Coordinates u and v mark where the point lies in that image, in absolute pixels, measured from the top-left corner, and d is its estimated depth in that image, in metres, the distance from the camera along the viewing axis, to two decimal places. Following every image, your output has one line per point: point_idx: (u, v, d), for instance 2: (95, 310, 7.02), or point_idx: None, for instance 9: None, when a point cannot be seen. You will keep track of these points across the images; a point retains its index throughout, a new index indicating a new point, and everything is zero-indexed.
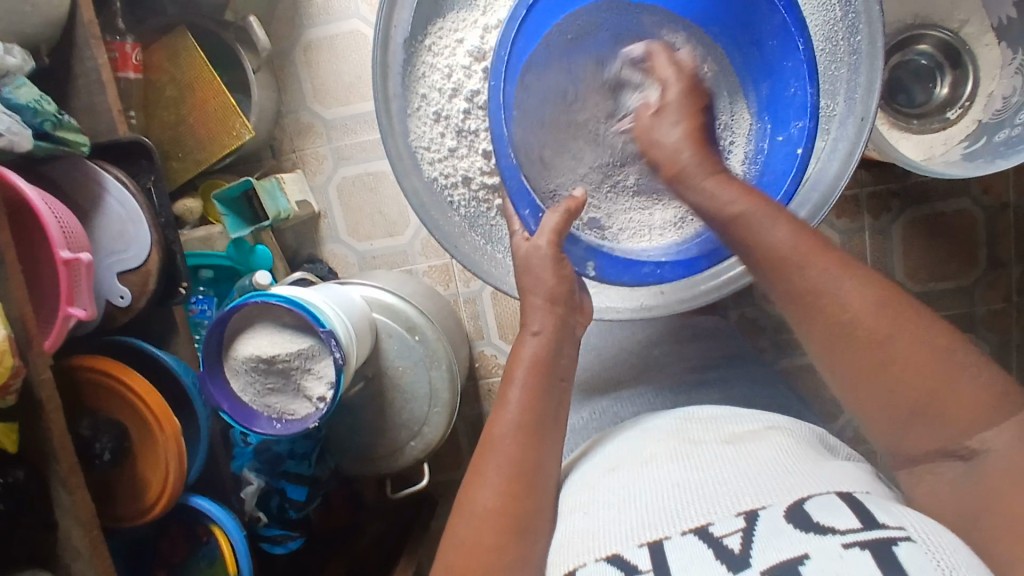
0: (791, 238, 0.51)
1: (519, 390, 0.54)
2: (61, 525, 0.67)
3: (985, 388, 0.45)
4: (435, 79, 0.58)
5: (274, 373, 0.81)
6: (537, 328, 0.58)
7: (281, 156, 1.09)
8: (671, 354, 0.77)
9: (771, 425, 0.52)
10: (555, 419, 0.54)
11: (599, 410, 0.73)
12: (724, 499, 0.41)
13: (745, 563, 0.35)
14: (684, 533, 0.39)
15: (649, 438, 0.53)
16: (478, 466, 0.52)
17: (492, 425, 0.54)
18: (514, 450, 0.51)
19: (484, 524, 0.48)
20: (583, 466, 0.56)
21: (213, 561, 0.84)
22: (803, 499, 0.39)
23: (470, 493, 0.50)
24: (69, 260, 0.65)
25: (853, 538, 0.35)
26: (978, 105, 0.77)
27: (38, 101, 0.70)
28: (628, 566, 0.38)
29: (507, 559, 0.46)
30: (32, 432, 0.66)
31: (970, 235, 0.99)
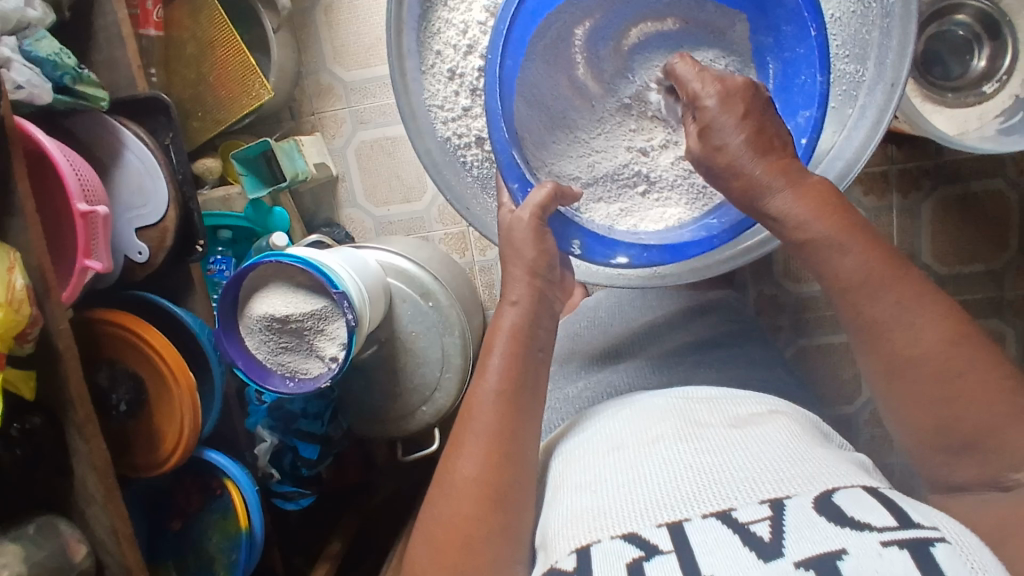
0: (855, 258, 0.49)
1: (498, 359, 0.54)
2: (77, 471, 0.69)
3: None
4: (450, 35, 0.56)
5: (288, 332, 0.82)
6: (515, 298, 0.58)
7: (301, 118, 1.09)
8: (674, 330, 0.76)
9: (775, 409, 0.52)
10: (534, 389, 0.54)
11: (595, 381, 0.72)
12: (743, 485, 0.40)
13: (779, 552, 0.35)
14: (705, 516, 0.38)
15: (650, 415, 0.52)
16: (459, 435, 0.52)
17: (471, 395, 0.54)
18: (492, 418, 0.52)
19: (464, 494, 0.49)
20: (575, 439, 0.55)
21: (225, 515, 0.86)
22: (830, 491, 0.39)
23: (451, 463, 0.51)
24: (85, 213, 0.66)
25: (889, 535, 0.35)
26: (1016, 79, 0.74)
27: (58, 54, 0.71)
28: (650, 546, 0.37)
29: (484, 531, 0.47)
30: (50, 380, 0.67)
31: (1003, 218, 0.95)
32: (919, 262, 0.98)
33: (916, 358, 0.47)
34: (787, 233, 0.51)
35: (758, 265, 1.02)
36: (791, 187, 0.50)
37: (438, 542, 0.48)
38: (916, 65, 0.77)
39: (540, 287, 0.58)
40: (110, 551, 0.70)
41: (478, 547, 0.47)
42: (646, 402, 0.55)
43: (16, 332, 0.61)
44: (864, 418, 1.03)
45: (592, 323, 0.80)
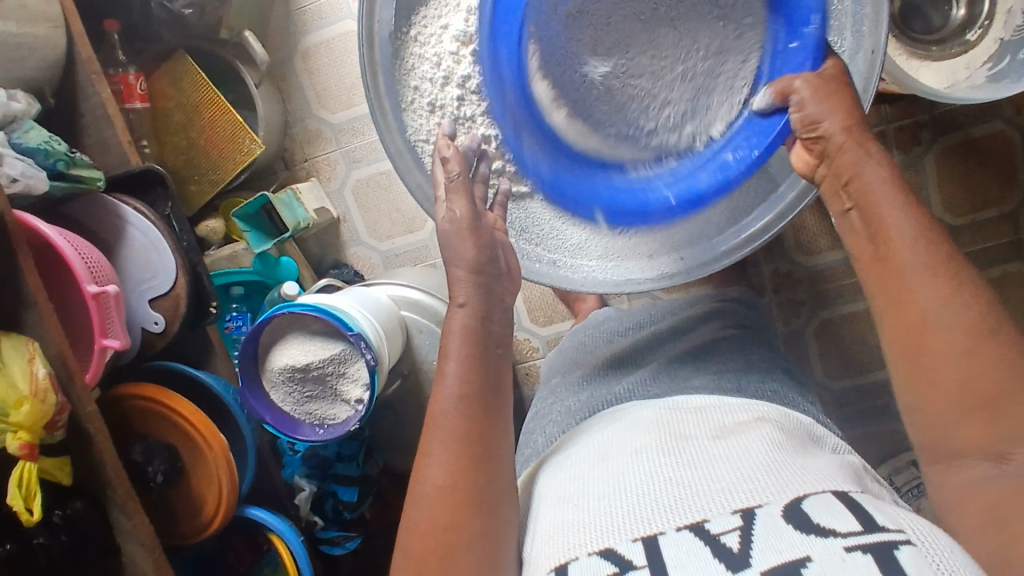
0: (905, 222, 0.49)
1: (456, 363, 0.54)
2: (123, 548, 0.70)
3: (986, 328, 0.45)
4: (425, 69, 0.58)
5: (311, 381, 0.82)
6: (463, 300, 0.56)
7: (294, 166, 1.10)
8: (675, 333, 0.75)
9: (759, 416, 0.50)
10: (495, 386, 0.54)
11: (593, 393, 0.71)
12: (718, 496, 0.40)
13: (746, 563, 0.35)
14: (679, 529, 0.38)
15: (636, 428, 0.51)
16: (427, 443, 0.52)
17: (433, 403, 0.53)
18: (458, 424, 0.51)
19: (439, 504, 0.49)
20: (566, 454, 0.54)
21: (276, 568, 0.86)
22: (800, 498, 0.38)
23: (421, 473, 0.51)
24: (96, 294, 0.67)
25: (854, 541, 0.34)
26: (998, 23, 0.73)
27: (48, 142, 0.72)
28: (624, 561, 0.37)
29: (463, 537, 0.47)
30: (84, 462, 0.68)
31: (1009, 158, 0.94)
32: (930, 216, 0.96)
33: (936, 337, 0.47)
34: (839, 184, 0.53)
35: (768, 244, 1.02)
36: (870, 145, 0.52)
37: (413, 553, 0.48)
38: (894, 23, 0.77)
39: (485, 283, 0.56)
40: None
41: (456, 556, 0.47)
42: (636, 415, 0.54)
43: (46, 421, 0.62)
44: None
45: (595, 334, 0.81)
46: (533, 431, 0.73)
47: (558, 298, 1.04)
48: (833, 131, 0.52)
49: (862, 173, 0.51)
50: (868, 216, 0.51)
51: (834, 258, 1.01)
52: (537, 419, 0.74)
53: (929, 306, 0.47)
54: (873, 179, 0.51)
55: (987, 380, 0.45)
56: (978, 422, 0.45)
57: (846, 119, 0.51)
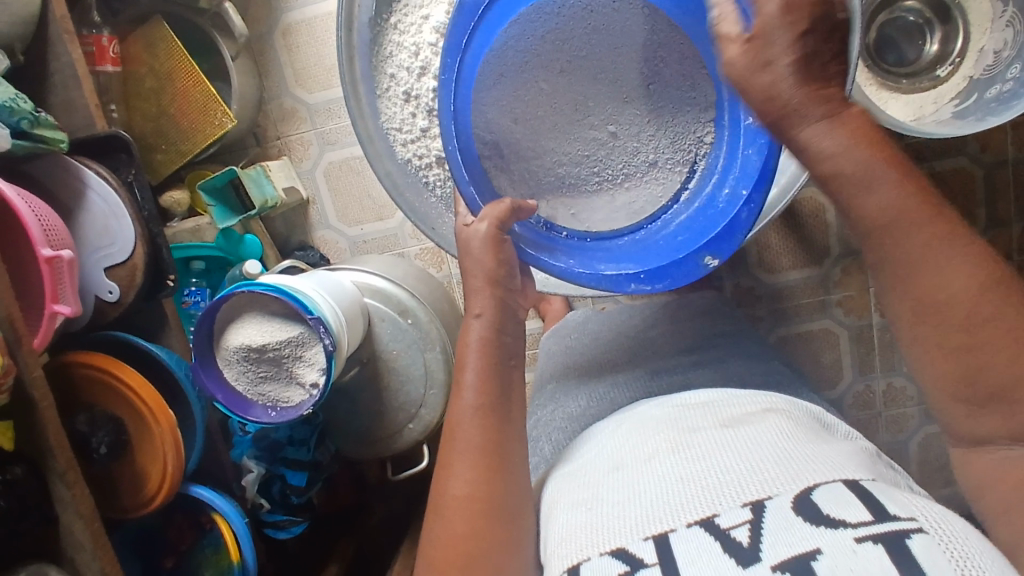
0: (891, 212, 0.46)
1: (473, 373, 0.54)
2: (62, 519, 0.68)
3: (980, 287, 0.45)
4: (403, 58, 0.57)
5: (266, 362, 0.81)
6: (479, 310, 0.56)
7: (266, 143, 1.08)
8: (667, 338, 0.77)
9: (769, 408, 0.51)
10: (509, 396, 0.54)
11: (596, 396, 0.71)
12: (727, 489, 0.41)
13: (756, 558, 0.36)
14: (689, 526, 0.39)
15: (647, 427, 0.52)
16: (445, 454, 0.53)
17: (451, 412, 0.54)
18: (474, 433, 0.52)
19: (456, 514, 0.49)
20: (577, 456, 0.54)
21: (217, 549, 0.85)
22: (809, 489, 0.39)
23: (441, 483, 0.51)
24: (51, 258, 0.65)
25: (864, 531, 0.35)
26: (969, 60, 0.75)
27: (13, 99, 0.70)
28: (636, 561, 0.38)
29: (484, 545, 0.47)
30: (27, 428, 0.67)
31: (968, 193, 0.97)
32: None
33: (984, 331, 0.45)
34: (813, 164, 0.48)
35: (732, 259, 1.03)
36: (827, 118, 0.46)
37: (437, 562, 0.48)
38: (869, 54, 0.79)
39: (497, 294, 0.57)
40: None
41: (479, 563, 0.47)
42: (649, 413, 0.54)
43: None
44: (850, 400, 1.05)
45: (581, 336, 0.82)
46: (536, 438, 0.72)
47: None
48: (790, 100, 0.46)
49: (831, 170, 0.47)
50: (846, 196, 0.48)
51: (794, 277, 1.03)
52: (539, 427, 0.74)
53: (936, 282, 0.45)
54: (836, 171, 0.47)
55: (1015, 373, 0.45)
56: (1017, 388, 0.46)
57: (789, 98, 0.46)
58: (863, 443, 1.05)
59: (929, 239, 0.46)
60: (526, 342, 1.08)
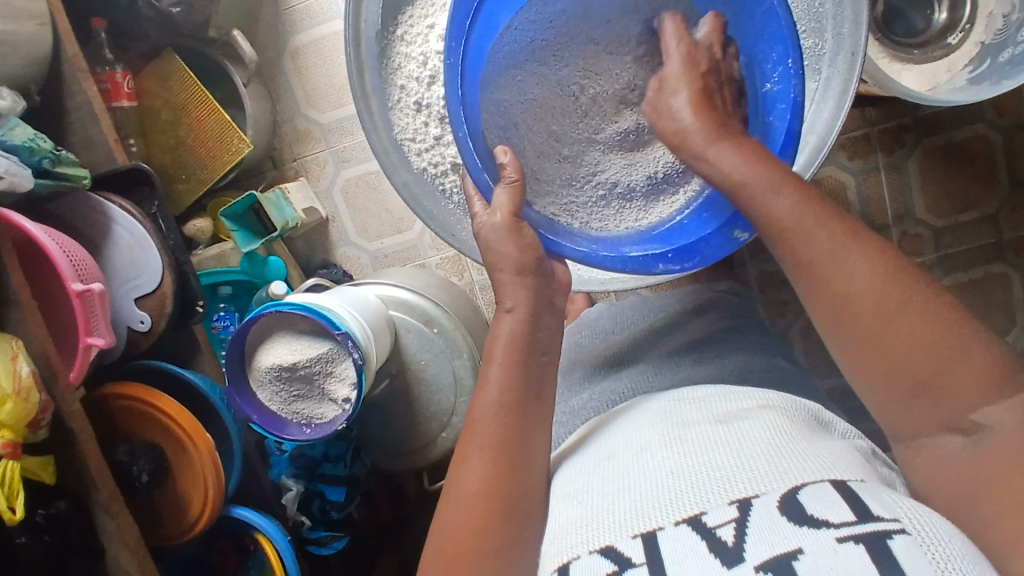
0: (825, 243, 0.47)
1: (499, 369, 0.53)
2: (107, 548, 0.69)
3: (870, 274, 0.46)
4: (412, 68, 0.57)
5: (298, 380, 0.82)
6: (511, 305, 0.56)
7: (283, 166, 1.10)
8: (670, 330, 0.77)
9: (765, 403, 0.50)
10: (539, 394, 0.53)
11: (600, 392, 0.71)
12: (716, 486, 0.40)
13: (740, 558, 0.35)
14: (677, 523, 0.39)
15: (644, 423, 0.52)
16: (464, 444, 0.51)
17: (475, 405, 0.53)
18: (495, 429, 0.51)
19: (474, 508, 0.48)
20: (582, 450, 0.54)
21: (263, 570, 0.86)
22: (795, 488, 0.38)
23: (457, 475, 0.50)
24: (80, 292, 0.66)
25: (846, 531, 0.34)
26: (978, 26, 0.74)
27: (34, 140, 0.72)
28: (623, 559, 0.38)
29: (494, 547, 0.47)
30: (68, 461, 0.68)
31: (988, 161, 0.95)
32: (913, 218, 0.97)
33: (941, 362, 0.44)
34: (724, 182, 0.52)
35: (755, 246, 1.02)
36: (718, 144, 0.52)
37: (446, 555, 0.48)
38: (878, 26, 0.77)
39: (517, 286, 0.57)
40: None
41: (483, 564, 0.46)
42: (646, 410, 0.54)
43: (30, 420, 0.62)
44: None
45: (591, 333, 0.81)
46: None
47: None
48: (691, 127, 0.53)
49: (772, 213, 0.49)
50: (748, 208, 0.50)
51: None
52: None
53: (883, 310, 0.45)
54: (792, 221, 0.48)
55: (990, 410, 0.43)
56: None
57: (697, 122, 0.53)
58: None
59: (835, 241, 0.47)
60: None
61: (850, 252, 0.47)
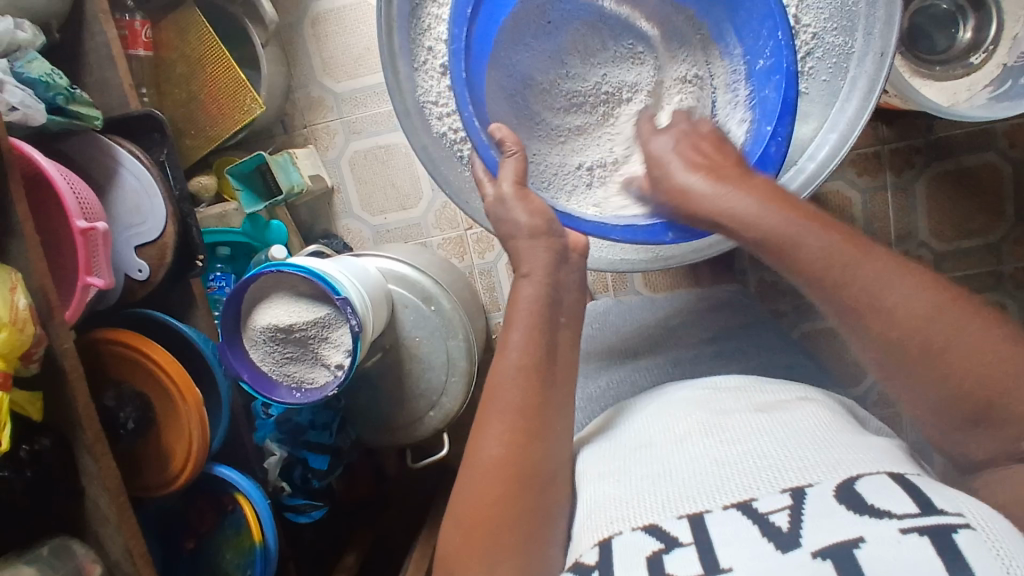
0: (812, 246, 0.50)
1: (519, 333, 0.53)
2: (88, 493, 0.68)
3: (824, 252, 0.49)
4: (441, 31, 0.58)
5: (292, 342, 0.81)
6: (528, 271, 0.57)
7: (293, 132, 1.09)
8: (688, 326, 0.77)
9: (804, 397, 0.50)
10: (555, 362, 0.53)
11: (617, 380, 0.72)
12: (765, 474, 0.40)
13: (796, 543, 0.34)
14: (726, 508, 0.38)
15: (678, 409, 0.51)
16: (481, 415, 0.50)
17: (493, 373, 0.52)
18: (516, 395, 0.50)
19: (491, 475, 0.47)
20: (611, 434, 0.54)
21: (239, 530, 0.85)
22: (852, 478, 0.38)
23: (475, 445, 0.49)
24: (85, 230, 0.66)
25: (910, 523, 0.34)
26: (1002, 48, 0.75)
27: (50, 75, 0.71)
28: (669, 538, 0.38)
29: (516, 512, 0.46)
30: (56, 400, 0.67)
31: (996, 191, 0.96)
32: (916, 240, 0.98)
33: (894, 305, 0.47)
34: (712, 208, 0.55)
35: (757, 253, 1.03)
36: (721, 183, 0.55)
37: (467, 521, 0.46)
38: (901, 41, 0.78)
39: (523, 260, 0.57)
40: (125, 570, 0.69)
41: (506, 528, 0.46)
42: (677, 396, 0.54)
43: (22, 352, 0.61)
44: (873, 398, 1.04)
45: (602, 327, 0.81)
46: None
47: None
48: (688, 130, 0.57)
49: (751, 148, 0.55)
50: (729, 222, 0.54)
51: None
52: None
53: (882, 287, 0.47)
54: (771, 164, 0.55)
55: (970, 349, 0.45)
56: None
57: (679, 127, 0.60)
58: None
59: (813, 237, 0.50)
60: None
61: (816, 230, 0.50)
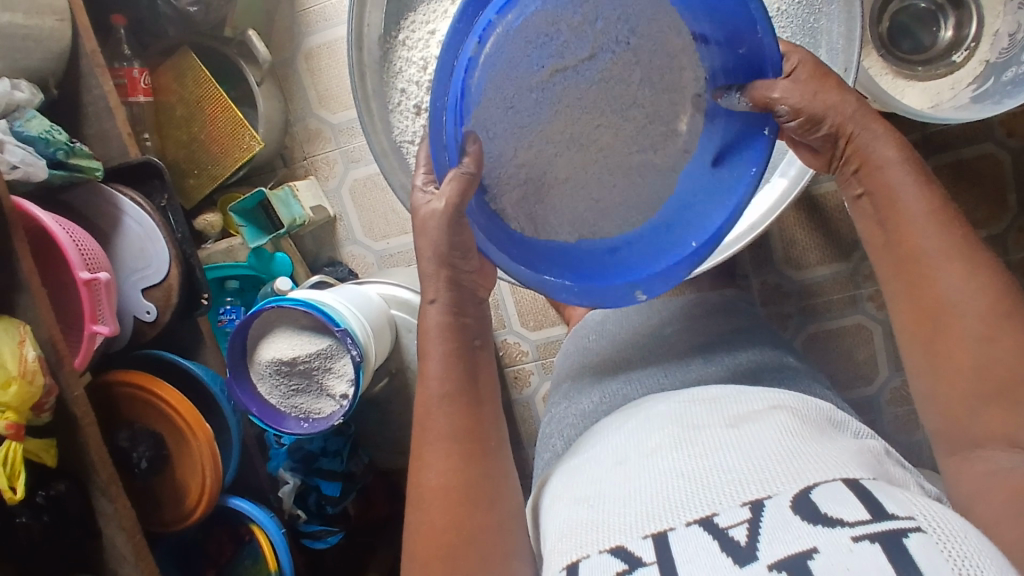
0: (936, 243, 0.49)
1: (436, 363, 0.54)
2: (105, 533, 0.71)
3: (946, 247, 0.49)
4: (412, 73, 0.59)
5: (297, 374, 0.83)
6: (434, 297, 0.56)
7: (293, 164, 1.12)
8: (681, 333, 0.77)
9: (776, 405, 0.51)
10: (476, 381, 0.55)
11: (609, 393, 0.72)
12: (727, 489, 0.41)
13: (752, 556, 0.35)
14: (688, 525, 0.39)
15: (651, 424, 0.52)
16: (418, 443, 0.53)
17: (418, 403, 0.55)
18: (445, 422, 0.53)
19: (436, 504, 0.50)
20: (585, 453, 0.55)
21: (257, 559, 0.87)
22: (809, 488, 0.39)
23: (415, 474, 0.52)
24: (89, 280, 0.68)
25: (861, 530, 0.35)
26: (984, 44, 0.74)
27: (49, 131, 0.74)
28: (634, 558, 0.39)
29: (465, 535, 0.49)
30: (70, 445, 0.69)
31: (997, 181, 0.95)
32: None
33: (953, 321, 0.48)
34: (871, 181, 0.53)
35: (758, 257, 1.03)
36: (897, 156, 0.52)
37: (420, 555, 0.49)
38: (883, 43, 0.78)
39: None
40: None
41: (460, 553, 0.48)
42: (652, 409, 0.55)
43: (33, 403, 0.63)
44: (886, 397, 1.02)
45: (600, 336, 0.82)
46: (550, 435, 0.74)
47: (548, 303, 1.07)
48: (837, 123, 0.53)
49: (873, 156, 0.53)
50: (879, 200, 0.53)
51: (822, 273, 1.02)
52: (553, 424, 0.75)
53: (947, 292, 0.49)
54: (883, 160, 0.52)
55: (1002, 365, 0.47)
56: (996, 408, 0.47)
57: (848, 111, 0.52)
58: (903, 442, 1.03)
59: (942, 240, 0.49)
60: (553, 348, 1.09)
61: (943, 233, 0.49)
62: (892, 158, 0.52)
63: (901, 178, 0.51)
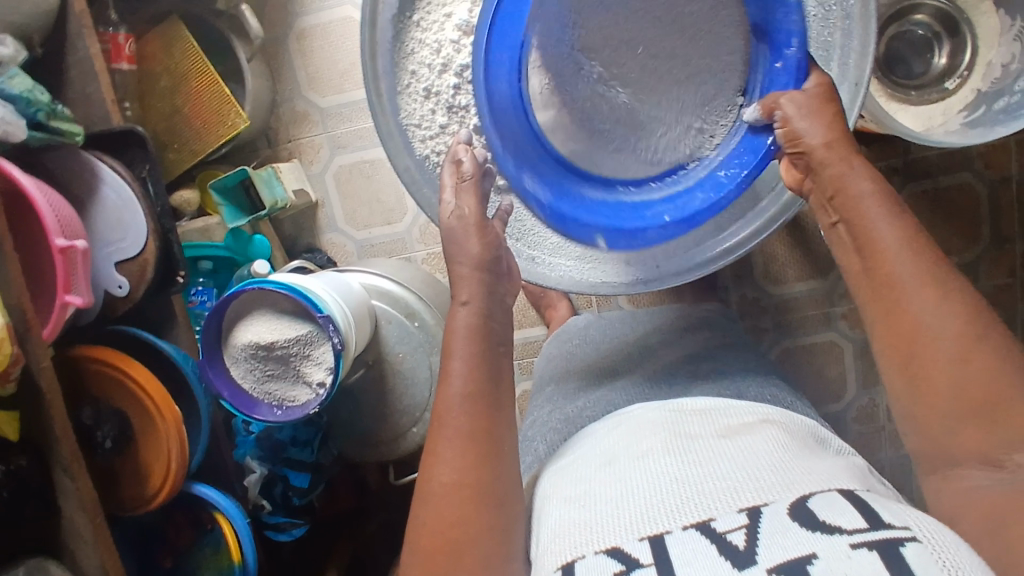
0: (910, 266, 0.49)
1: (459, 361, 0.53)
2: (64, 512, 0.68)
3: (921, 270, 0.48)
4: (424, 55, 0.59)
5: (273, 360, 0.81)
6: (465, 298, 0.56)
7: (277, 145, 1.09)
8: (666, 343, 0.77)
9: (765, 418, 0.51)
10: (499, 383, 0.54)
11: (593, 401, 0.72)
12: (723, 495, 0.41)
13: (751, 561, 0.35)
14: (686, 528, 0.39)
15: (641, 428, 0.52)
16: (432, 440, 0.52)
17: (439, 399, 0.53)
18: (465, 420, 0.51)
19: (446, 499, 0.49)
20: (570, 457, 0.55)
21: (217, 550, 0.84)
22: (805, 498, 0.39)
23: (427, 470, 0.51)
24: (64, 248, 0.66)
25: (860, 538, 0.35)
26: (977, 74, 0.76)
27: (32, 90, 0.70)
28: (630, 560, 0.38)
29: (473, 531, 0.48)
30: (34, 418, 0.66)
31: (973, 210, 0.97)
32: None
33: (928, 345, 0.47)
34: (846, 205, 0.52)
35: (739, 270, 1.04)
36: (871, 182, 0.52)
37: (424, 547, 0.48)
38: (878, 67, 0.80)
39: (498, 279, 0.57)
40: None
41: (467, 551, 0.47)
42: (641, 416, 0.55)
43: None
44: (853, 414, 1.04)
45: (582, 343, 0.82)
46: (532, 438, 0.73)
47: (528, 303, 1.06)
48: (815, 145, 0.53)
49: (847, 187, 0.52)
50: (855, 227, 0.52)
51: (799, 289, 1.04)
52: (534, 427, 0.75)
53: (919, 317, 0.48)
54: (860, 193, 0.51)
55: (980, 388, 0.45)
56: (976, 430, 0.46)
57: (827, 135, 0.53)
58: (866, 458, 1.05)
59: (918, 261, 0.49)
60: (531, 348, 1.08)
61: (916, 256, 0.49)
62: (867, 185, 0.51)
63: (870, 201, 0.51)
